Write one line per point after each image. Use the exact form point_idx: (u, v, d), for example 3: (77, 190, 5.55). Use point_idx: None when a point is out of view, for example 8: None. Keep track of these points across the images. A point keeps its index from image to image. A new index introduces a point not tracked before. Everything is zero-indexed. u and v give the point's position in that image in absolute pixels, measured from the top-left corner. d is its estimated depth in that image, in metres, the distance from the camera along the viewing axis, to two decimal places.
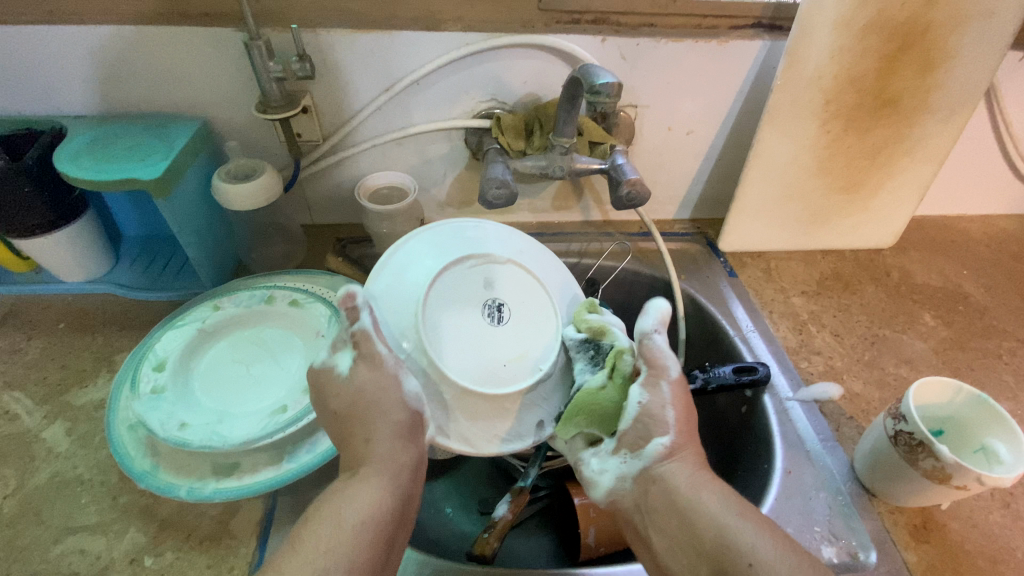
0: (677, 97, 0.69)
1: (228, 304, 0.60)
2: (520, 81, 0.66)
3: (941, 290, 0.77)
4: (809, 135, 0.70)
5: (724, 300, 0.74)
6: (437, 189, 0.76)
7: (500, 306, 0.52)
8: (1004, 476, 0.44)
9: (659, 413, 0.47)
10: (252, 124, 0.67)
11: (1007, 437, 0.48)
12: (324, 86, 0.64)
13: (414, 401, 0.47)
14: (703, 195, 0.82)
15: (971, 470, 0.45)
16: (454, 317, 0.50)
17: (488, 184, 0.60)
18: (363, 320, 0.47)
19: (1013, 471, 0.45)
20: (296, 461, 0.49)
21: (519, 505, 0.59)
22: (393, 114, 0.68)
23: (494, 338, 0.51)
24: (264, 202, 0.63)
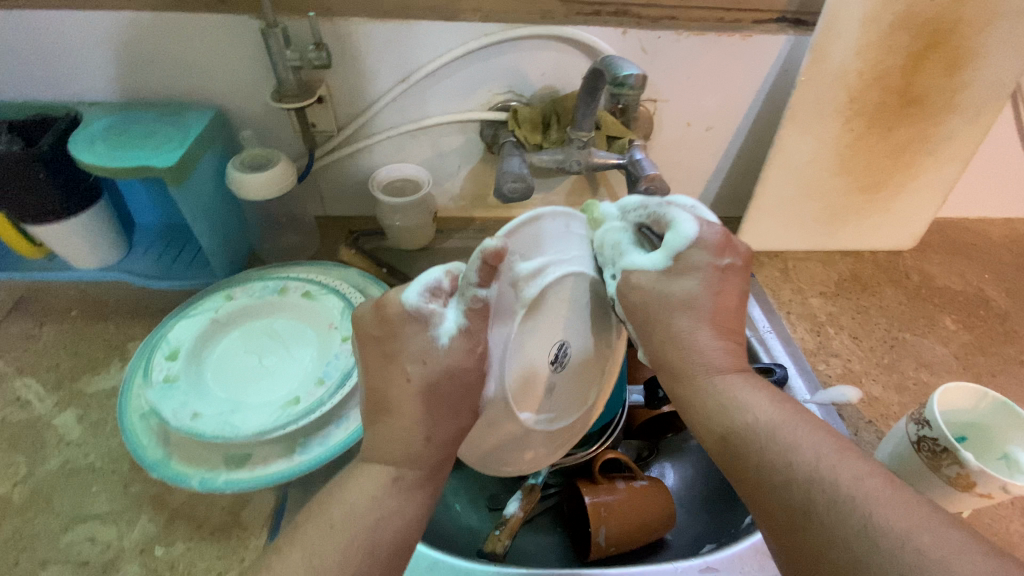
0: (697, 93, 0.68)
1: (240, 294, 0.60)
2: (538, 74, 0.65)
3: (962, 294, 0.76)
4: (831, 133, 0.68)
5: (740, 299, 0.73)
6: (450, 182, 0.76)
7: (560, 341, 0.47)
8: None
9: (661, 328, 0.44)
10: (266, 112, 0.66)
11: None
12: (339, 76, 0.63)
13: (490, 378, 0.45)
14: (721, 192, 0.81)
15: (997, 478, 0.43)
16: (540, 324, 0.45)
17: (504, 177, 0.59)
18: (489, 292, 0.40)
19: None
20: (308, 454, 0.49)
21: (530, 503, 0.59)
22: (408, 106, 0.67)
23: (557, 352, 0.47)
24: (280, 192, 0.62)
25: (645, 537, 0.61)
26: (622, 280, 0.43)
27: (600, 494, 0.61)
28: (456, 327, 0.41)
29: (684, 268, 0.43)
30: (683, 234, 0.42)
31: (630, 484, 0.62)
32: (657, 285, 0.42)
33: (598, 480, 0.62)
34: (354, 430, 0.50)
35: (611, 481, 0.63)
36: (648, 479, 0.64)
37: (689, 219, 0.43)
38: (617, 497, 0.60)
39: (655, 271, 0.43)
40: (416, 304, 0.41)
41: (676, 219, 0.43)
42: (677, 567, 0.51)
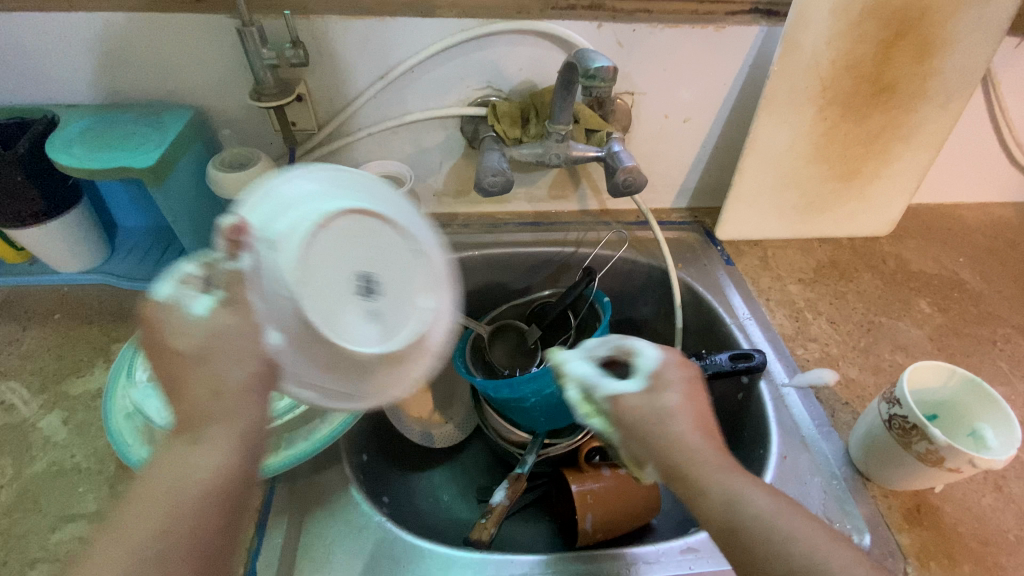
0: (674, 84, 0.69)
1: None
2: (516, 69, 0.66)
3: (937, 277, 0.78)
4: (805, 121, 0.69)
5: (721, 288, 0.74)
6: (433, 178, 0.76)
7: (371, 283, 0.46)
8: (996, 458, 0.44)
9: (668, 403, 0.42)
10: (247, 112, 0.66)
11: (999, 422, 0.48)
12: (317, 74, 0.64)
13: (276, 356, 0.42)
14: (701, 183, 0.82)
15: (965, 453, 0.45)
16: (320, 277, 0.43)
17: (484, 172, 0.60)
18: (242, 261, 0.40)
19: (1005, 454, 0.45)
20: (294, 449, 0.49)
21: (516, 491, 0.59)
22: (388, 102, 0.67)
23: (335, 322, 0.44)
24: None
25: (631, 521, 0.63)
26: (609, 406, 0.43)
27: (586, 482, 0.63)
28: (214, 302, 0.40)
29: (661, 385, 0.43)
30: (649, 355, 0.44)
31: (616, 473, 0.64)
32: (646, 407, 0.42)
33: (583, 468, 0.65)
34: (340, 423, 0.51)
35: (596, 468, 0.65)
36: None
37: (649, 348, 0.45)
38: (602, 484, 0.63)
39: (636, 392, 0.43)
40: (275, 346, 0.41)
41: (637, 348, 0.45)
42: (660, 548, 0.50)
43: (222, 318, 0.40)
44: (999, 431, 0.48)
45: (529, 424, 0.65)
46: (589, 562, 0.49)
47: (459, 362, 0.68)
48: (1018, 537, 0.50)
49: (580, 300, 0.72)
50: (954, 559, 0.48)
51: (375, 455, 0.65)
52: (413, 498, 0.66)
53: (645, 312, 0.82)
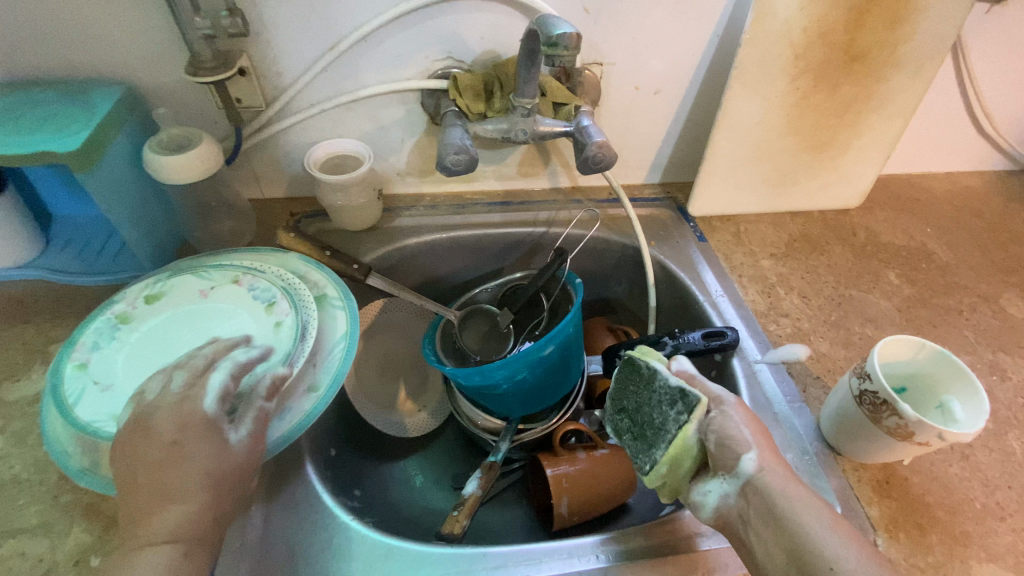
0: (644, 54, 0.66)
1: (167, 280, 0.56)
2: (477, 38, 0.62)
3: (905, 249, 0.78)
4: (777, 92, 0.68)
5: (694, 265, 0.73)
6: (395, 157, 0.72)
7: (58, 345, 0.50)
8: (964, 432, 0.44)
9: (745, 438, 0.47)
10: (185, 88, 0.61)
11: (967, 394, 0.48)
12: (261, 46, 0.59)
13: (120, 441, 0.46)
14: (673, 157, 0.80)
15: (934, 428, 0.45)
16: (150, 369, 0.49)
17: (445, 149, 0.57)
18: None
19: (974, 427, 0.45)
20: (249, 450, 0.46)
21: (489, 481, 0.58)
22: (341, 76, 0.63)
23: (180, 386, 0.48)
24: (201, 175, 0.58)
25: (606, 502, 0.63)
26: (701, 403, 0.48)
27: (561, 466, 0.63)
28: None
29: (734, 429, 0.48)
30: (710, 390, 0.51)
31: (590, 454, 0.64)
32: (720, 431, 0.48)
33: (558, 452, 0.64)
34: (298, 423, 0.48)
35: (572, 452, 0.64)
36: (610, 447, 0.65)
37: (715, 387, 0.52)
38: (577, 468, 0.62)
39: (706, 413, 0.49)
40: None
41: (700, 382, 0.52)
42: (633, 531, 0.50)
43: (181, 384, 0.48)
44: (966, 403, 0.48)
45: (502, 410, 0.63)
46: (563, 551, 0.48)
47: (429, 351, 0.66)
48: (983, 505, 0.51)
49: (552, 281, 0.70)
50: (921, 529, 0.49)
51: (343, 448, 0.62)
52: (386, 490, 0.64)
53: (618, 291, 0.81)
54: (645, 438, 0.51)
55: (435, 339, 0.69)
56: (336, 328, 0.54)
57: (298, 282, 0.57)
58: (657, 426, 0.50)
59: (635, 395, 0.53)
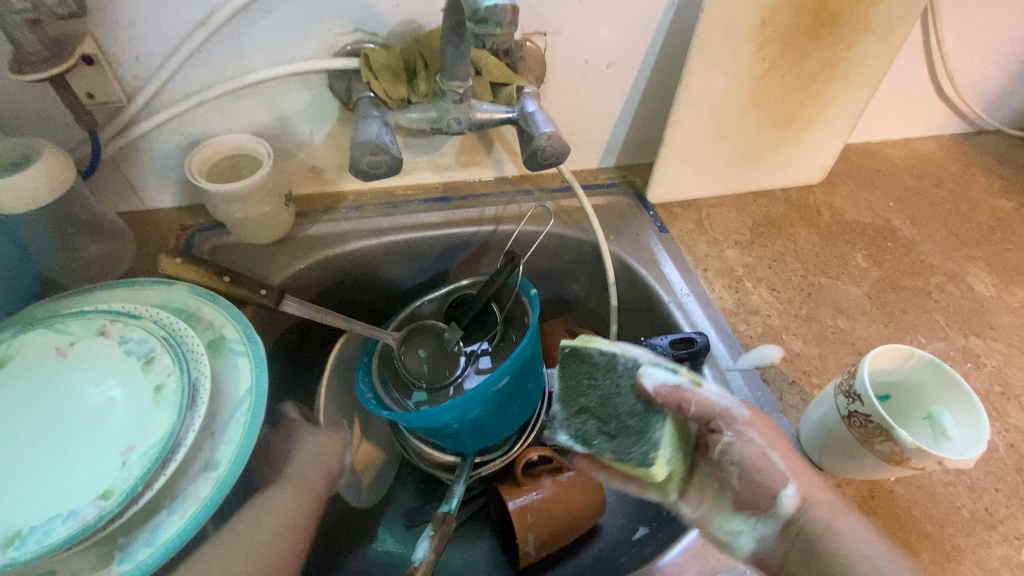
0: (593, 22, 0.57)
1: (10, 338, 0.44)
2: (391, 4, 0.50)
3: (870, 227, 0.74)
4: (742, 62, 0.60)
5: (656, 260, 0.67)
6: (305, 153, 0.60)
7: None
8: (966, 457, 0.40)
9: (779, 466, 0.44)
10: (10, 83, 0.47)
11: (960, 407, 0.44)
12: (107, 23, 0.46)
13: None
14: (629, 138, 0.71)
15: (933, 455, 0.41)
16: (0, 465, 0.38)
17: (359, 149, 0.46)
18: None
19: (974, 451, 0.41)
20: (132, 560, 0.37)
21: (443, 539, 0.50)
22: (221, 58, 0.50)
23: (29, 485, 0.37)
24: (49, 199, 0.45)
25: (573, 530, 0.58)
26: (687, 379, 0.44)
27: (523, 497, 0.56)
28: None
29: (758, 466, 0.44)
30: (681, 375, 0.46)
31: (556, 479, 0.58)
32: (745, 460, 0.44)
33: (520, 482, 0.58)
34: (192, 518, 0.38)
35: (535, 479, 0.58)
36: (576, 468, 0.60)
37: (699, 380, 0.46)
38: (541, 497, 0.56)
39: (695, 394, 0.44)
40: None
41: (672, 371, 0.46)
42: None
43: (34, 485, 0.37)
44: (958, 417, 0.44)
45: (455, 446, 0.55)
46: None
47: (364, 386, 0.57)
48: (970, 512, 0.48)
49: (504, 290, 0.62)
50: (909, 548, 0.46)
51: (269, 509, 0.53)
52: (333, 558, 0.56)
53: (576, 290, 0.73)
54: (631, 430, 0.42)
55: (371, 366, 0.60)
56: (238, 383, 0.44)
57: (185, 327, 0.46)
58: (640, 411, 0.42)
59: (593, 389, 0.44)
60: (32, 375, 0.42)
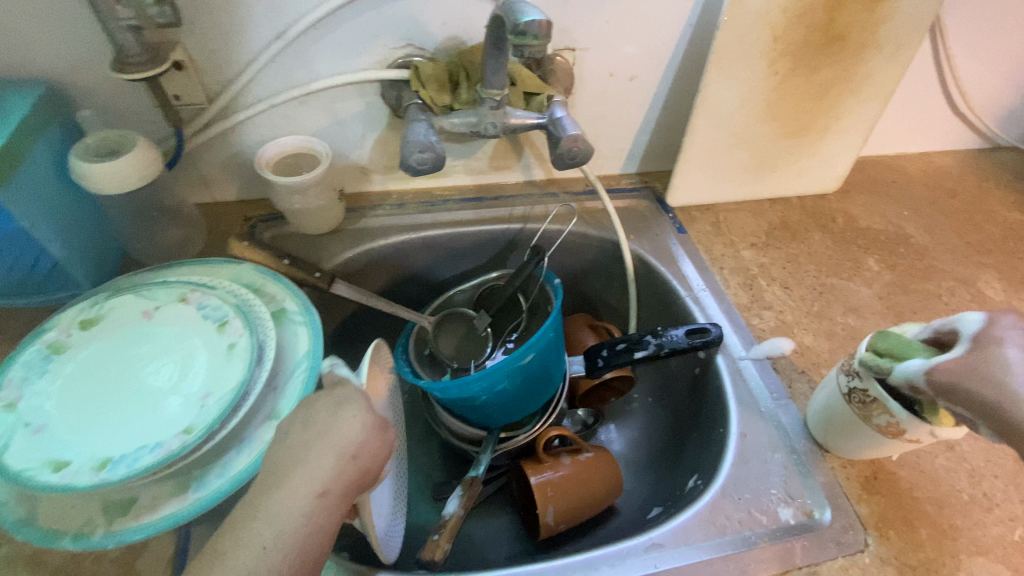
0: (618, 39, 0.63)
1: (104, 301, 0.50)
2: (438, 23, 0.57)
3: (883, 233, 0.77)
4: (756, 76, 0.65)
5: (674, 259, 0.71)
6: (356, 154, 0.67)
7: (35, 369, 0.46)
8: (956, 429, 0.43)
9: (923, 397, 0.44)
10: (114, 86, 0.55)
11: None
12: (198, 36, 0.53)
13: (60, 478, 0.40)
14: (650, 146, 0.77)
15: (925, 425, 0.43)
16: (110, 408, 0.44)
17: (409, 148, 0.53)
18: None
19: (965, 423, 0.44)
20: (206, 490, 0.42)
21: (471, 499, 0.55)
22: (291, 67, 0.57)
23: (121, 421, 0.43)
24: (140, 183, 0.52)
25: (591, 508, 0.61)
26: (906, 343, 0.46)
27: (545, 473, 0.60)
28: None
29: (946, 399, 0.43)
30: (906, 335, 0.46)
31: (576, 458, 0.62)
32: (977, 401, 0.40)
33: (542, 458, 0.62)
34: (258, 456, 0.44)
35: (556, 457, 0.62)
36: (594, 450, 0.63)
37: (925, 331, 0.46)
38: (562, 474, 0.60)
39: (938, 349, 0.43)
40: None
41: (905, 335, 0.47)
42: (624, 547, 0.48)
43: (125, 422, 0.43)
44: None
45: (482, 420, 0.61)
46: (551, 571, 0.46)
47: (402, 362, 0.62)
48: (970, 496, 0.51)
49: (530, 281, 0.67)
50: (909, 525, 0.49)
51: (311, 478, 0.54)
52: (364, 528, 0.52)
53: (598, 286, 0.78)
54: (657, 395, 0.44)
55: (408, 347, 0.66)
56: (297, 347, 0.50)
57: (253, 299, 0.52)
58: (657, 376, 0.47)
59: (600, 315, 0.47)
60: (123, 332, 0.48)
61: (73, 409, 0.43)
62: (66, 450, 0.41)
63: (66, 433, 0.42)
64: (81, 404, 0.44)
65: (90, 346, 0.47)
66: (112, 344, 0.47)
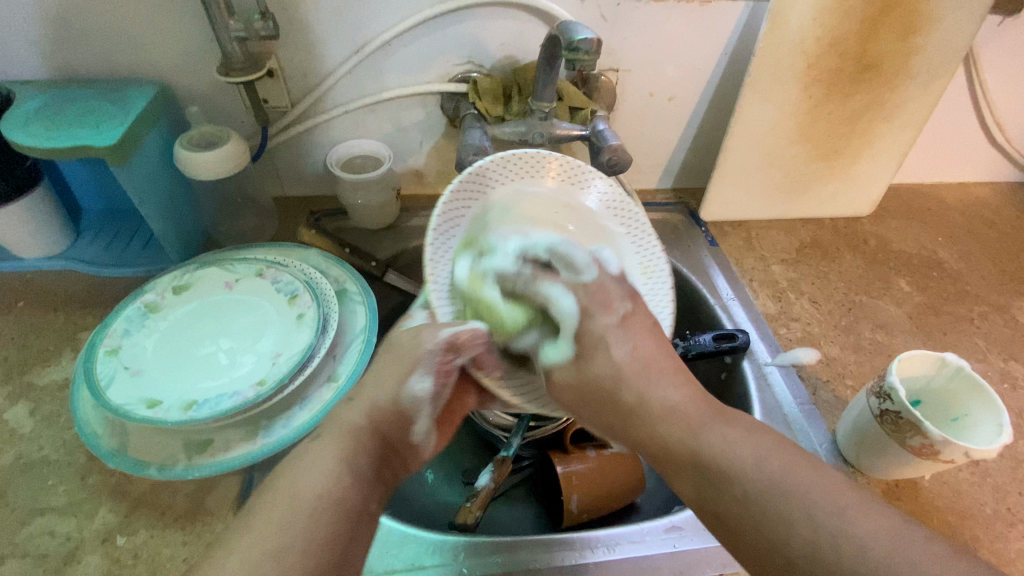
0: (659, 62, 0.68)
1: (192, 272, 0.58)
2: (496, 43, 0.64)
3: (916, 257, 0.78)
4: (790, 100, 0.69)
5: (705, 269, 0.74)
6: (413, 158, 0.74)
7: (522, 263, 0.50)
8: (989, 448, 0.45)
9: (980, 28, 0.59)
10: (214, 88, 0.63)
11: (984, 411, 0.49)
12: (290, 48, 0.61)
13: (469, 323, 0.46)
14: (685, 163, 0.81)
15: (960, 446, 0.45)
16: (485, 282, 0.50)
17: (465, 150, 0.59)
18: None
19: (995, 442, 0.45)
20: (272, 436, 0.47)
21: (501, 475, 0.60)
22: (365, 78, 0.65)
23: (207, 373, 0.49)
24: (233, 171, 0.60)
25: (616, 502, 0.63)
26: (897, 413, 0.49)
27: (572, 463, 0.63)
28: None
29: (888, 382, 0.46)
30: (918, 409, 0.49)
31: (601, 452, 0.64)
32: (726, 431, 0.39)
33: (569, 450, 0.65)
34: (319, 411, 0.49)
35: (582, 450, 0.65)
36: None
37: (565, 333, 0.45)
38: (588, 466, 0.62)
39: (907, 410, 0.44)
40: None
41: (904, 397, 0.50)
42: (645, 528, 0.51)
43: (209, 374, 0.49)
44: (982, 418, 0.49)
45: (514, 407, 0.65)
46: (576, 543, 0.49)
47: None
48: (994, 510, 0.52)
49: None
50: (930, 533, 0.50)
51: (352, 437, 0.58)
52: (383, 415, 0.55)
53: None
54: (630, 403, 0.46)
55: None
56: (355, 322, 0.56)
57: (320, 278, 0.59)
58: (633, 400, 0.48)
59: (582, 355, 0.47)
60: (209, 298, 0.55)
61: (167, 360, 0.50)
62: (160, 392, 0.47)
63: (159, 379, 0.48)
64: (175, 356, 0.50)
65: (183, 309, 0.54)
66: (202, 307, 0.54)
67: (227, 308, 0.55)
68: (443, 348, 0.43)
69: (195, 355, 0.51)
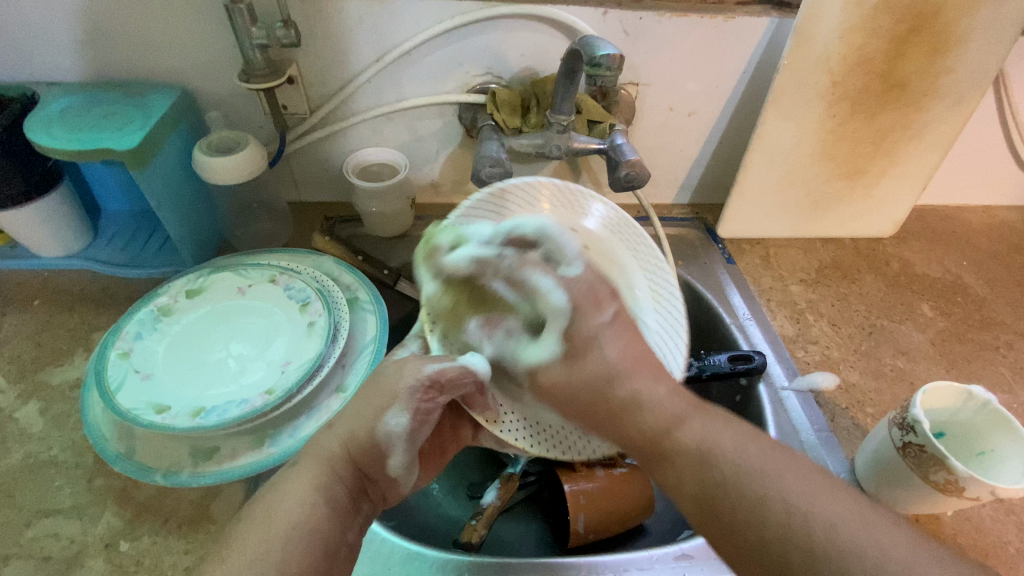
0: (680, 77, 0.67)
1: (206, 276, 0.58)
2: (516, 55, 0.63)
3: (940, 281, 0.76)
4: (813, 118, 0.67)
5: (722, 287, 0.73)
6: (429, 167, 0.74)
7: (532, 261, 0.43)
8: (1018, 488, 0.43)
9: None
10: (235, 93, 0.64)
11: (1012, 447, 0.47)
12: (311, 56, 0.62)
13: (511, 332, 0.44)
14: (703, 178, 0.80)
15: (986, 484, 0.43)
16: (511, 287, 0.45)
17: (482, 161, 0.58)
18: None
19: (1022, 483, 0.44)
20: (278, 446, 0.47)
21: (507, 492, 0.59)
22: (383, 87, 0.65)
23: (215, 381, 0.49)
24: (249, 176, 0.60)
25: (624, 523, 0.61)
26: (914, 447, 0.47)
27: (578, 482, 0.61)
28: None
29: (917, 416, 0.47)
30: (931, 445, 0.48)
31: (609, 472, 0.62)
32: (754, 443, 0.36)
33: (576, 468, 0.63)
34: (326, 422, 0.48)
35: (590, 469, 0.63)
36: (629, 466, 0.64)
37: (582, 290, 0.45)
38: (596, 485, 0.60)
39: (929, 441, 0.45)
40: None
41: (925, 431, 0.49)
42: (654, 554, 0.49)
43: (216, 381, 0.49)
44: (1010, 456, 0.47)
45: None
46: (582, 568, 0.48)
47: None
48: (1018, 549, 0.50)
49: None
50: None
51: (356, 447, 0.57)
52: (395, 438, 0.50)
53: None
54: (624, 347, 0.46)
55: None
56: (366, 331, 0.55)
57: (332, 286, 0.58)
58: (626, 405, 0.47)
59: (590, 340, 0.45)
60: (220, 304, 0.55)
61: (177, 366, 0.50)
62: (168, 398, 0.47)
63: (168, 385, 0.48)
64: (185, 361, 0.50)
65: (195, 314, 0.54)
66: (214, 313, 0.54)
67: (238, 314, 0.55)
68: (425, 384, 0.43)
69: (204, 362, 0.51)
